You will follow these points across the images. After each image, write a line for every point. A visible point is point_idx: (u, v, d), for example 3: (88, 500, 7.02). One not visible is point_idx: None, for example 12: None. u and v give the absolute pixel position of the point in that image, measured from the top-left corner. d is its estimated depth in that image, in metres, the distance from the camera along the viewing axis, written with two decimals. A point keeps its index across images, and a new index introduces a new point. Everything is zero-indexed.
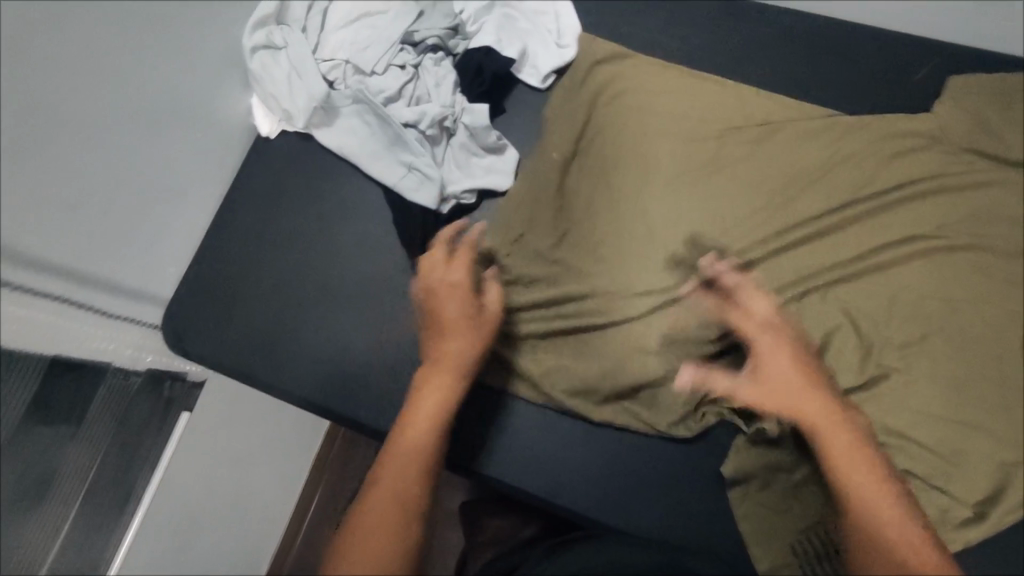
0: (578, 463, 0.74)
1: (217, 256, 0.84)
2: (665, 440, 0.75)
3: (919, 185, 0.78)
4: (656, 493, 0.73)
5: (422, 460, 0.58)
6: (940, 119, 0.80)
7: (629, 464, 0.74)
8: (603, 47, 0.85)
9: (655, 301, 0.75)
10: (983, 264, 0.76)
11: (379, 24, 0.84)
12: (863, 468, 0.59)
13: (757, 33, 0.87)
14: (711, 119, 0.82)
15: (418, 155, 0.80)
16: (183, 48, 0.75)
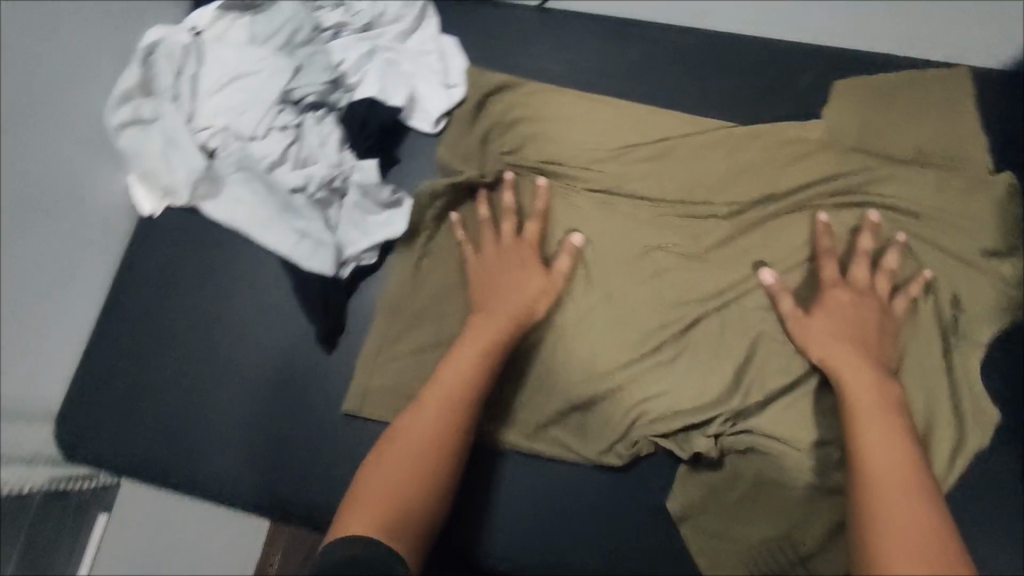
0: (527, 513, 0.73)
1: (110, 352, 0.79)
2: (605, 477, 0.74)
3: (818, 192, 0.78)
4: (607, 534, 0.72)
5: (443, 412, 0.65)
6: (835, 121, 0.80)
7: (577, 506, 0.73)
8: (491, 85, 0.83)
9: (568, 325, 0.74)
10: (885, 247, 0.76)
11: (254, 85, 0.79)
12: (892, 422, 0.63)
13: (646, 54, 0.86)
14: (608, 142, 0.80)
15: (310, 221, 0.76)
16: (51, 131, 0.67)
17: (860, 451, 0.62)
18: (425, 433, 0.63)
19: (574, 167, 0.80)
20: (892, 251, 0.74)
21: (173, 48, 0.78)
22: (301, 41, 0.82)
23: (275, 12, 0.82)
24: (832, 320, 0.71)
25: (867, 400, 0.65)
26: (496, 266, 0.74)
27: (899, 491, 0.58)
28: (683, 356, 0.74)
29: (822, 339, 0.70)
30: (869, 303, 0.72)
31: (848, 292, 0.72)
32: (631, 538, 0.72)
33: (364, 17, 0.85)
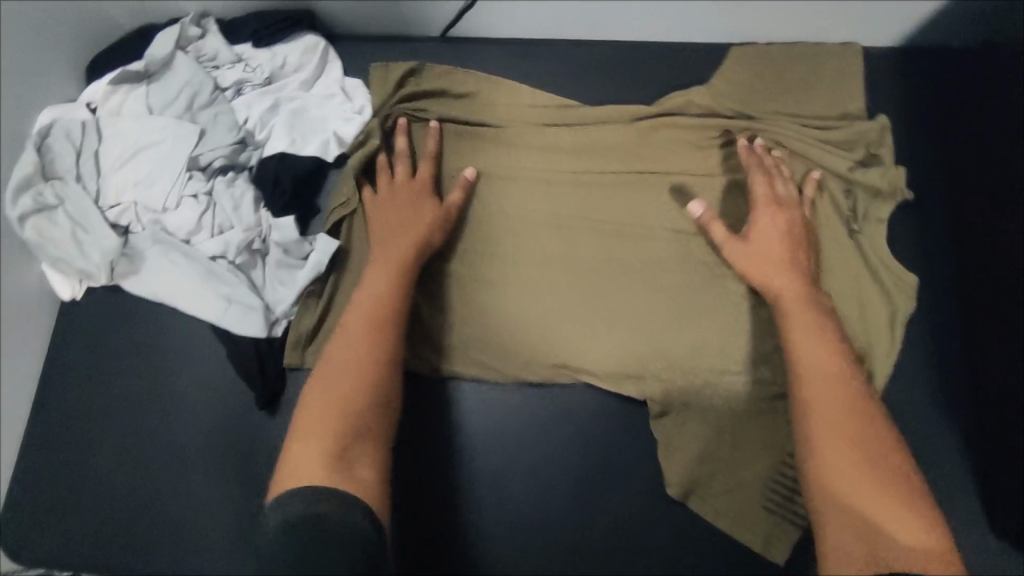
0: (531, 475, 0.75)
1: (47, 447, 0.77)
2: (599, 426, 0.76)
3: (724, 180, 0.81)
4: (606, 501, 0.74)
5: (368, 335, 0.69)
6: (736, 104, 0.82)
7: (577, 464, 0.75)
8: (396, 99, 0.83)
9: (499, 306, 0.78)
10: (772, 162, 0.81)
11: (158, 154, 0.78)
12: (818, 340, 0.69)
13: (550, 68, 0.87)
14: (516, 147, 0.83)
15: (234, 286, 0.75)
16: None
17: (801, 362, 0.68)
18: (353, 364, 0.67)
19: (487, 191, 0.82)
20: (784, 161, 0.80)
21: (70, 127, 0.77)
22: (201, 103, 0.81)
23: (170, 78, 0.81)
24: (772, 237, 0.75)
25: (797, 308, 0.71)
26: (403, 208, 0.77)
27: (840, 406, 0.65)
28: (614, 365, 0.76)
29: (766, 259, 0.74)
30: (797, 217, 0.76)
31: (781, 214, 0.76)
32: (593, 557, 0.73)
33: (263, 72, 0.84)
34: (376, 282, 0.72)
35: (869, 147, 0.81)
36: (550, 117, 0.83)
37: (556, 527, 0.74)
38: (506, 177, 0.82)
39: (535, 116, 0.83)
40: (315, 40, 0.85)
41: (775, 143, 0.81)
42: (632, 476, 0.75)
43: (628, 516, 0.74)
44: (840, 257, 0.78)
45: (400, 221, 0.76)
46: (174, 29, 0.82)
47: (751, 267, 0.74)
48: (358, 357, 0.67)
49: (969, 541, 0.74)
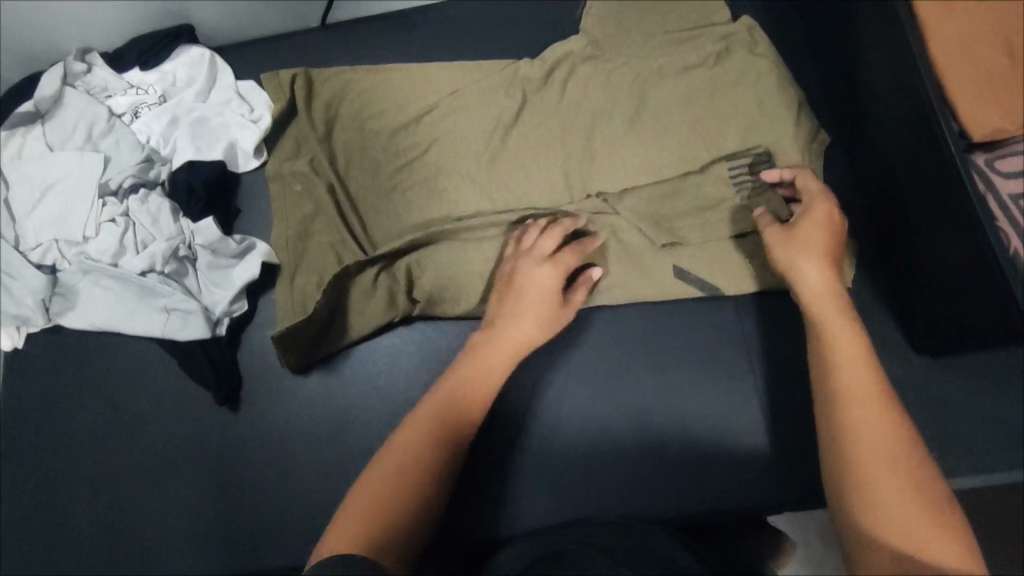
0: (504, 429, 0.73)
1: (21, 492, 0.78)
2: (552, 356, 0.75)
3: (627, 84, 0.80)
4: (588, 423, 0.73)
5: (441, 423, 0.61)
6: (604, 30, 0.83)
7: (545, 402, 0.74)
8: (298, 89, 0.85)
9: (449, 248, 0.77)
10: (667, 89, 0.79)
11: (67, 188, 0.79)
12: (860, 366, 0.54)
13: (431, 31, 0.88)
14: (420, 107, 0.84)
15: (169, 296, 0.77)
16: None
17: (842, 376, 0.54)
18: (402, 477, 0.57)
19: (401, 151, 0.82)
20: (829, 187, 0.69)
21: None
22: (100, 131, 0.82)
23: (62, 114, 0.82)
24: (817, 233, 0.64)
25: (826, 306, 0.59)
26: (517, 282, 0.69)
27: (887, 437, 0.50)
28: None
29: (804, 248, 0.63)
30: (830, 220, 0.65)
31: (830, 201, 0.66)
32: (583, 470, 0.71)
33: (157, 90, 0.86)
34: (473, 365, 0.65)
35: (751, 47, 0.80)
36: (432, 74, 0.85)
37: (546, 467, 0.72)
38: (413, 147, 0.82)
39: (427, 84, 0.85)
40: (201, 52, 0.87)
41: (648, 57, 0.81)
42: (607, 344, 0.76)
43: (610, 385, 0.74)
44: (757, 133, 0.77)
45: (515, 320, 0.67)
46: (58, 66, 0.83)
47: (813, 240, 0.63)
48: (422, 446, 0.59)
49: (942, 385, 0.71)
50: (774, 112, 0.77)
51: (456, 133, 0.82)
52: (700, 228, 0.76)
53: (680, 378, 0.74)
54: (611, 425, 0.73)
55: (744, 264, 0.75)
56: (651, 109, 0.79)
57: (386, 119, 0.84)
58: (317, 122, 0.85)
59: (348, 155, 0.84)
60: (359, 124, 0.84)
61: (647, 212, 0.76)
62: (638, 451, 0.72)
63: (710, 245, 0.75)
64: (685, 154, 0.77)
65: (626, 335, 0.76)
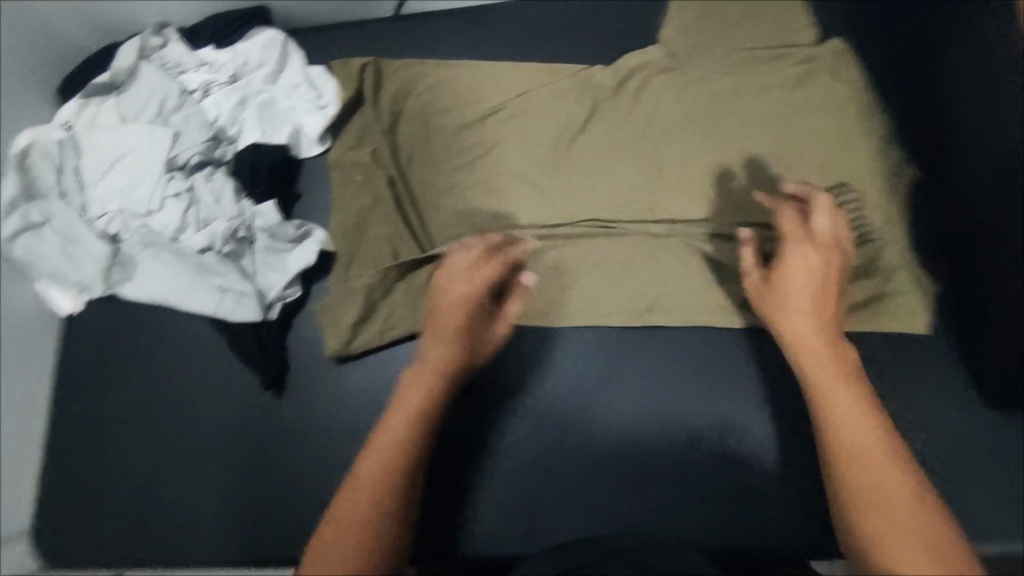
0: (548, 441, 0.72)
1: (66, 457, 0.79)
2: (607, 369, 0.74)
3: (700, 100, 0.79)
4: (636, 442, 0.71)
5: (401, 454, 0.55)
6: (681, 44, 0.81)
7: (594, 416, 0.73)
8: (369, 76, 0.85)
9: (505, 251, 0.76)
10: (741, 108, 0.78)
11: (136, 161, 0.80)
12: (861, 425, 0.52)
13: (506, 29, 0.87)
14: (489, 106, 0.83)
15: (226, 276, 0.78)
16: None
17: (843, 435, 0.52)
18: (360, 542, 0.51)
19: (465, 149, 0.81)
20: (821, 214, 0.64)
21: (46, 147, 0.79)
22: (172, 107, 0.83)
23: (137, 87, 0.83)
24: (800, 279, 0.60)
25: (823, 368, 0.56)
26: (434, 304, 0.63)
27: (899, 490, 0.49)
28: (618, 321, 0.75)
29: (789, 303, 0.60)
30: (826, 258, 0.61)
31: (813, 250, 0.62)
32: (624, 489, 0.70)
33: (228, 70, 0.87)
34: (415, 388, 0.59)
35: (834, 73, 0.78)
36: (503, 73, 0.84)
37: (586, 484, 0.70)
38: (478, 146, 0.81)
39: (498, 81, 0.84)
40: (274, 34, 0.87)
41: (725, 75, 0.79)
42: (581, 361, 0.74)
43: (587, 396, 0.73)
44: (834, 163, 0.75)
45: (440, 337, 0.61)
46: (136, 40, 0.84)
47: (804, 294, 0.60)
48: (384, 481, 0.54)
49: (998, 438, 0.70)
50: (850, 142, 0.76)
51: (524, 136, 0.81)
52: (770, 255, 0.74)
53: (723, 414, 0.72)
54: (588, 436, 0.72)
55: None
56: (724, 128, 0.78)
57: (452, 116, 0.83)
58: (385, 113, 0.85)
59: (411, 150, 0.83)
60: (425, 118, 0.84)
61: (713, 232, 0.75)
62: (667, 482, 0.70)
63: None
64: (758, 177, 0.76)
65: (593, 348, 0.75)
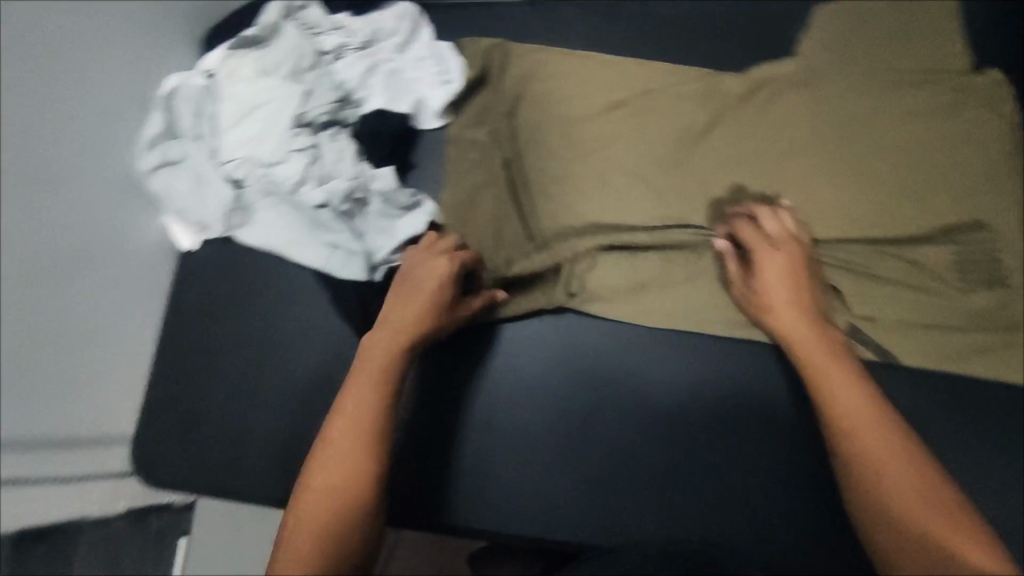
0: (629, 436, 0.74)
1: (165, 381, 0.83)
2: (702, 376, 0.75)
3: (827, 119, 0.78)
4: (719, 449, 0.73)
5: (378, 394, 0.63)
6: (811, 61, 0.81)
7: (683, 418, 0.74)
8: (496, 57, 0.88)
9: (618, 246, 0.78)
10: (869, 132, 0.77)
11: (268, 113, 0.83)
12: (850, 391, 0.61)
13: (639, 22, 0.86)
14: (613, 100, 0.83)
15: (339, 234, 0.80)
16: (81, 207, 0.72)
17: (840, 411, 0.61)
18: (349, 476, 0.58)
19: (584, 139, 0.82)
20: (773, 218, 0.73)
21: (190, 91, 0.83)
22: (306, 66, 0.85)
23: (278, 42, 0.86)
24: (773, 281, 0.70)
25: (810, 353, 0.66)
26: (415, 275, 0.72)
27: (886, 448, 0.57)
28: (718, 330, 0.75)
29: (766, 305, 0.70)
30: (791, 260, 0.71)
31: (777, 252, 0.71)
32: (700, 491, 0.72)
33: (362, 35, 0.89)
34: (377, 343, 0.67)
35: (987, 105, 0.77)
36: (629, 68, 0.84)
37: (662, 483, 0.73)
38: (596, 138, 0.81)
39: (625, 78, 0.83)
40: (409, 9, 0.89)
41: (855, 98, 0.78)
42: (548, 367, 0.76)
43: (587, 388, 0.75)
44: (969, 200, 0.75)
45: (411, 300, 0.70)
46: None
47: (772, 294, 0.69)
48: (368, 420, 0.62)
49: None
50: (986, 181, 0.75)
51: (645, 133, 0.81)
52: (887, 284, 0.74)
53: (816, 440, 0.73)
54: (600, 428, 0.74)
55: (923, 332, 0.72)
56: (848, 151, 0.77)
57: (575, 106, 0.83)
58: (505, 96, 0.86)
59: (530, 135, 0.84)
60: (546, 104, 0.84)
61: (844, 253, 0.75)
62: (741, 489, 0.72)
63: (894, 303, 0.73)
64: (890, 203, 0.75)
65: (553, 357, 0.77)
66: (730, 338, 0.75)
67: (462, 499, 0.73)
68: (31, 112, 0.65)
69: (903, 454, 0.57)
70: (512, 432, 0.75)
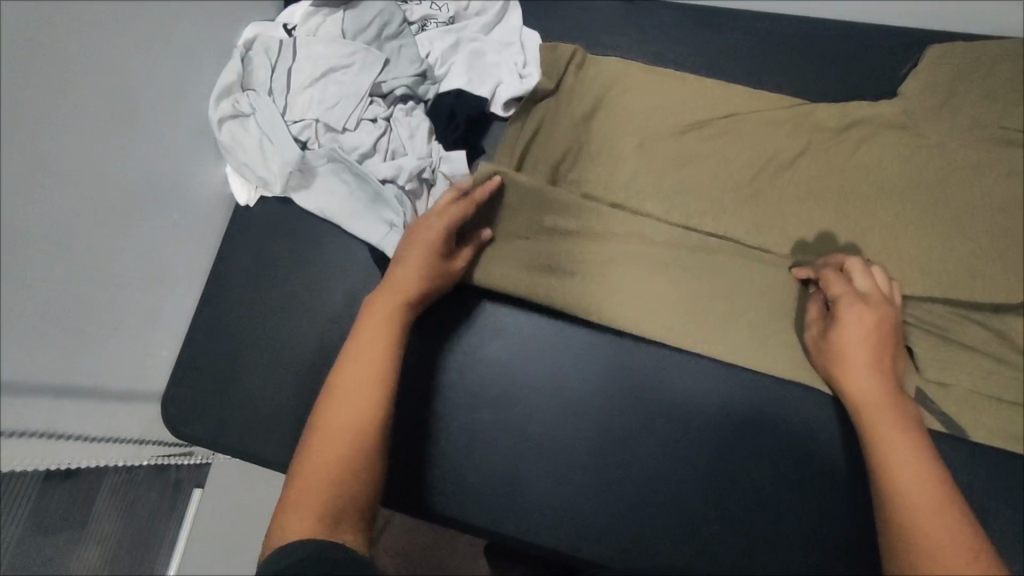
0: (673, 464, 0.69)
1: (206, 334, 0.82)
2: (756, 414, 0.71)
3: (916, 167, 0.76)
4: (766, 493, 0.69)
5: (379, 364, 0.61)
6: (912, 102, 0.77)
7: (732, 455, 0.70)
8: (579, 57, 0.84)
9: (685, 266, 0.75)
10: (958, 188, 0.75)
11: (344, 78, 0.81)
12: (912, 461, 0.58)
13: (734, 40, 0.84)
14: (701, 115, 0.80)
15: (400, 213, 0.78)
16: (151, 144, 0.71)
17: (893, 483, 0.57)
18: (345, 442, 0.56)
19: (663, 152, 0.79)
20: (863, 273, 0.69)
21: (269, 42, 0.82)
22: (389, 33, 0.84)
23: (364, 6, 0.84)
24: (856, 336, 0.66)
25: (882, 412, 0.62)
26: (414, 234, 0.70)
27: (937, 518, 0.54)
28: (783, 372, 0.71)
29: (837, 358, 0.66)
30: (885, 318, 0.67)
31: (867, 308, 0.67)
32: (739, 534, 0.68)
33: (449, 11, 0.87)
34: (375, 314, 0.64)
35: None
36: (719, 84, 0.81)
37: (701, 518, 0.68)
38: (676, 153, 0.79)
39: (719, 95, 0.81)
40: None
41: (949, 148, 0.76)
42: (579, 373, 0.73)
43: (619, 401, 0.72)
44: None
45: (401, 263, 0.68)
46: None
47: (857, 350, 0.65)
48: (359, 389, 0.59)
49: None
50: None
51: (726, 153, 0.78)
52: (963, 349, 0.70)
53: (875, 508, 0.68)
54: (635, 447, 0.70)
55: (993, 403, 0.69)
56: (932, 203, 0.75)
57: (665, 115, 0.81)
58: (584, 93, 0.83)
59: (611, 136, 0.81)
60: (629, 109, 0.82)
61: (924, 313, 0.72)
62: (784, 538, 0.68)
63: (970, 370, 0.69)
64: (970, 267, 0.73)
65: (602, 370, 0.73)
66: (794, 381, 0.72)
67: (489, 504, 0.68)
68: (115, 50, 0.63)
69: (953, 530, 0.53)
70: (546, 441, 0.70)
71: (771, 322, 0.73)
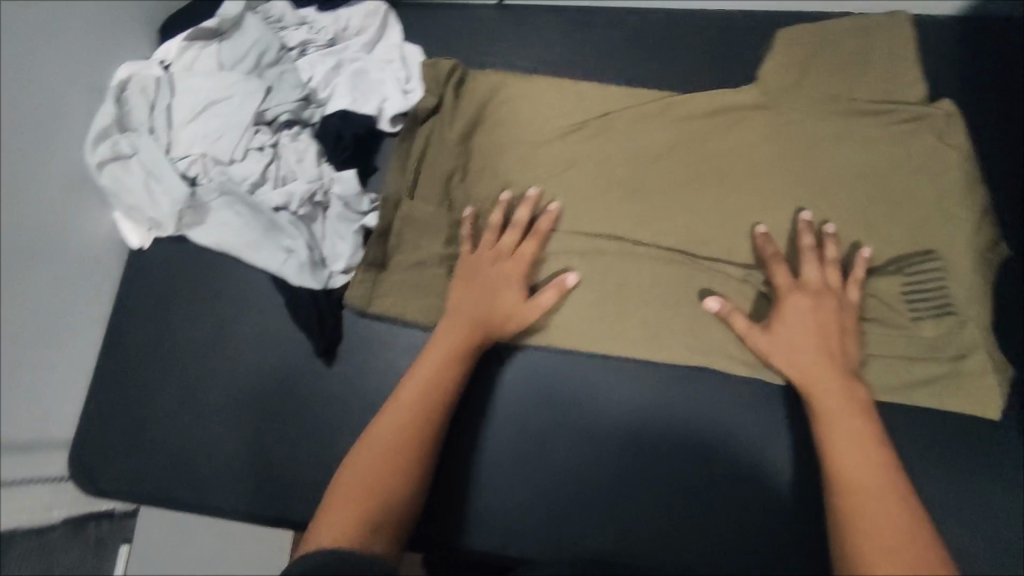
0: (593, 459, 0.73)
1: (111, 384, 0.80)
2: (659, 395, 0.75)
3: (787, 140, 0.79)
4: (676, 467, 0.72)
5: (423, 403, 0.65)
6: (777, 82, 0.82)
7: (641, 439, 0.73)
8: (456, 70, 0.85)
9: (579, 261, 0.78)
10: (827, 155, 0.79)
11: (226, 109, 0.80)
12: (858, 428, 0.62)
13: (609, 39, 0.87)
14: (582, 114, 0.83)
15: (296, 239, 0.78)
16: (31, 196, 0.68)
17: (838, 452, 0.61)
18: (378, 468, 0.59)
19: (549, 153, 0.81)
20: (811, 262, 0.73)
21: (145, 81, 0.80)
22: (269, 61, 0.84)
23: (240, 37, 0.84)
24: (801, 322, 0.69)
25: (831, 391, 0.66)
26: (479, 274, 0.74)
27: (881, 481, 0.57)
28: (683, 350, 0.74)
29: (783, 344, 0.70)
30: (826, 304, 0.70)
31: (804, 297, 0.71)
32: (655, 511, 0.71)
33: (327, 34, 0.87)
34: (427, 356, 0.69)
35: (940, 134, 0.78)
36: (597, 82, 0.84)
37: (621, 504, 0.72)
38: (562, 151, 0.81)
39: (598, 90, 0.83)
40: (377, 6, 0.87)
41: (816, 119, 0.80)
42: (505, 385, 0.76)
43: (542, 412, 0.75)
44: (925, 231, 0.76)
45: (479, 299, 0.73)
46: None
47: (805, 339, 0.69)
48: (404, 424, 0.63)
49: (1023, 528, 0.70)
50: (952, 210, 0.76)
51: (610, 147, 0.81)
52: None
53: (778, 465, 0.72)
54: (557, 449, 0.74)
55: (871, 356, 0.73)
56: (803, 174, 0.79)
57: (549, 115, 0.83)
58: (467, 105, 0.84)
59: (498, 141, 0.83)
60: (513, 113, 0.83)
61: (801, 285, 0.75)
62: (697, 509, 0.71)
63: None
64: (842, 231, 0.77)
65: (528, 383, 0.76)
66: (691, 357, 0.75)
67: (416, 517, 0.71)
68: None
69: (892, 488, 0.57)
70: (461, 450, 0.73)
71: (667, 304, 0.76)
